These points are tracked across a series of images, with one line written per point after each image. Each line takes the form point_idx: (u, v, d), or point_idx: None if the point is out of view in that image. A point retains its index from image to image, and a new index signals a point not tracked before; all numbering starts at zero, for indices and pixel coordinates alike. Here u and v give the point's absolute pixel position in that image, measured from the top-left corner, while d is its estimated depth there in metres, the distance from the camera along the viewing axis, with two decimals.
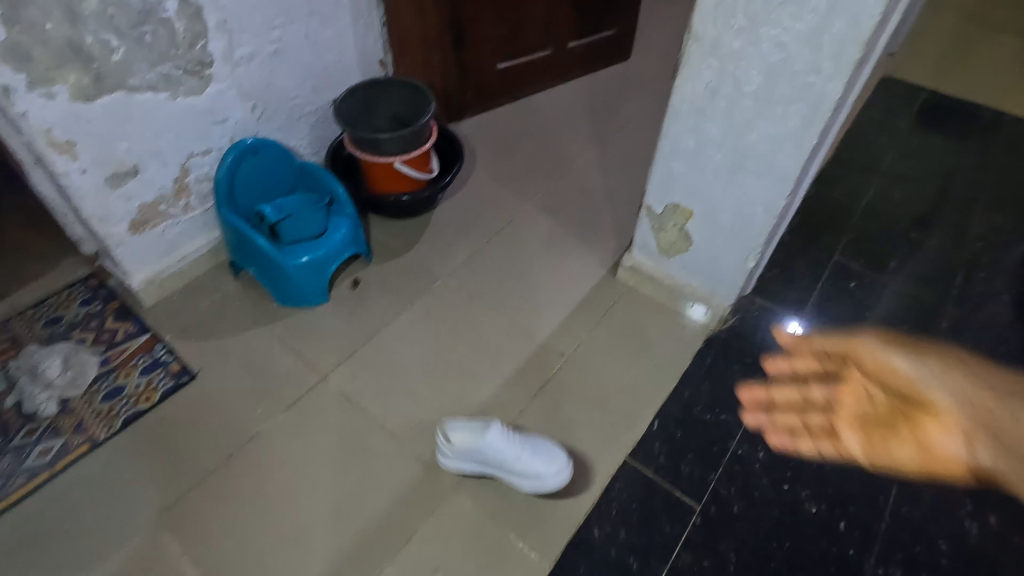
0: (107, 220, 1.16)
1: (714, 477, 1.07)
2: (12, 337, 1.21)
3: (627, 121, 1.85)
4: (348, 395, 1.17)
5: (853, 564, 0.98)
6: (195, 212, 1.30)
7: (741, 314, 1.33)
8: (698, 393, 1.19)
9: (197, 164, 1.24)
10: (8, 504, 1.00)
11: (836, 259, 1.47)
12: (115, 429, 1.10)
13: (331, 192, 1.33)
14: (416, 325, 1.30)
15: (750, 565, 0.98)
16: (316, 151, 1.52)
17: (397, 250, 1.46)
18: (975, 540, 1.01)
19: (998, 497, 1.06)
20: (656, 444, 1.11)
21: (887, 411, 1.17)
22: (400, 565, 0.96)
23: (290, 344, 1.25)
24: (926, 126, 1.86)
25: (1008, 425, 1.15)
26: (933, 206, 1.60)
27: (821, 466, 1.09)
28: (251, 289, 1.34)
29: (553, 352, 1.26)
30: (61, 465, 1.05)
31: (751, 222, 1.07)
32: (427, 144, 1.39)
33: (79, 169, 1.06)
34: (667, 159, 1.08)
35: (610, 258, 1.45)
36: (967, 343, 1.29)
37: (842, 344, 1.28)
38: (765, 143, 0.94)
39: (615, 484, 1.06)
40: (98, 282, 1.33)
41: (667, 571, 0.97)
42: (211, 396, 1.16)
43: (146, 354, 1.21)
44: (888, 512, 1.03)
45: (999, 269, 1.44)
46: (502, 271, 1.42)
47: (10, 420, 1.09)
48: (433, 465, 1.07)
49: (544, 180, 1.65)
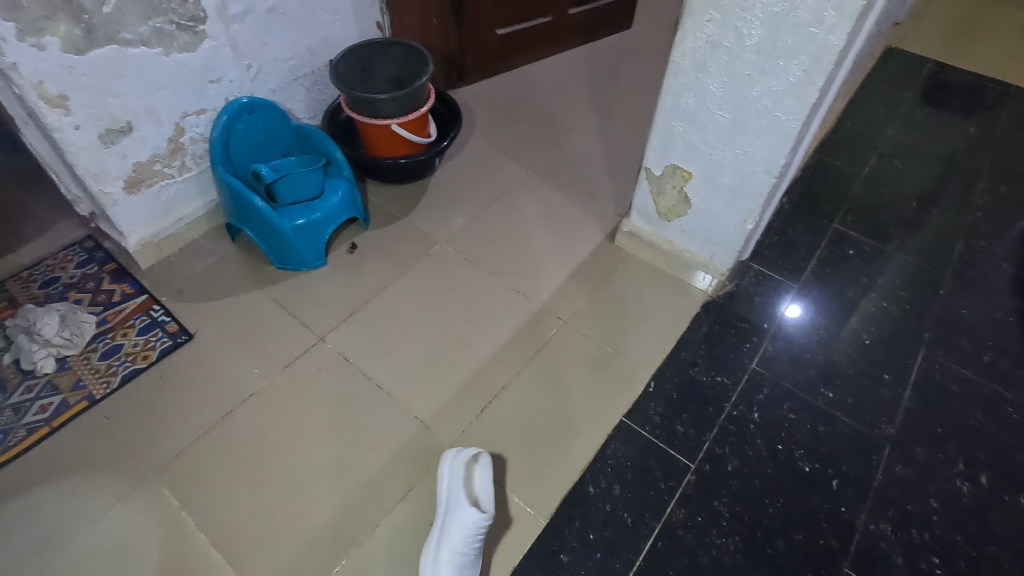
0: (101, 178, 1.14)
1: (709, 437, 1.08)
2: (8, 297, 1.21)
3: (628, 90, 1.83)
4: (346, 356, 1.17)
5: (845, 520, 0.99)
6: (190, 173, 1.29)
7: (739, 280, 1.33)
8: (695, 355, 1.20)
9: (192, 124, 1.23)
10: (7, 458, 1.01)
11: (835, 227, 1.46)
12: (113, 386, 1.10)
13: (328, 155, 1.32)
14: (414, 289, 1.30)
15: (743, 520, 0.98)
16: (313, 116, 1.50)
17: (395, 216, 1.45)
18: (968, 498, 1.01)
19: (991, 457, 1.06)
20: (652, 405, 1.12)
21: (882, 375, 1.17)
22: (397, 519, 0.97)
23: (287, 306, 1.25)
24: (931, 97, 1.84)
25: (1003, 388, 1.16)
26: (935, 176, 1.59)
27: (815, 427, 1.10)
28: (248, 253, 1.34)
29: (551, 316, 1.26)
30: (59, 421, 1.05)
31: (751, 182, 1.06)
32: (424, 107, 1.37)
33: (72, 124, 1.05)
34: (667, 118, 1.07)
35: (609, 225, 1.45)
36: (965, 309, 1.29)
37: (839, 309, 1.29)
38: (766, 98, 0.93)
39: (610, 442, 1.07)
40: (95, 244, 1.32)
41: (661, 526, 0.97)
42: (207, 356, 1.16)
43: (144, 314, 1.21)
44: (880, 471, 1.04)
45: (1001, 237, 1.43)
46: (500, 237, 1.41)
47: (8, 377, 1.10)
48: (430, 424, 1.08)
49: (544, 147, 1.64)
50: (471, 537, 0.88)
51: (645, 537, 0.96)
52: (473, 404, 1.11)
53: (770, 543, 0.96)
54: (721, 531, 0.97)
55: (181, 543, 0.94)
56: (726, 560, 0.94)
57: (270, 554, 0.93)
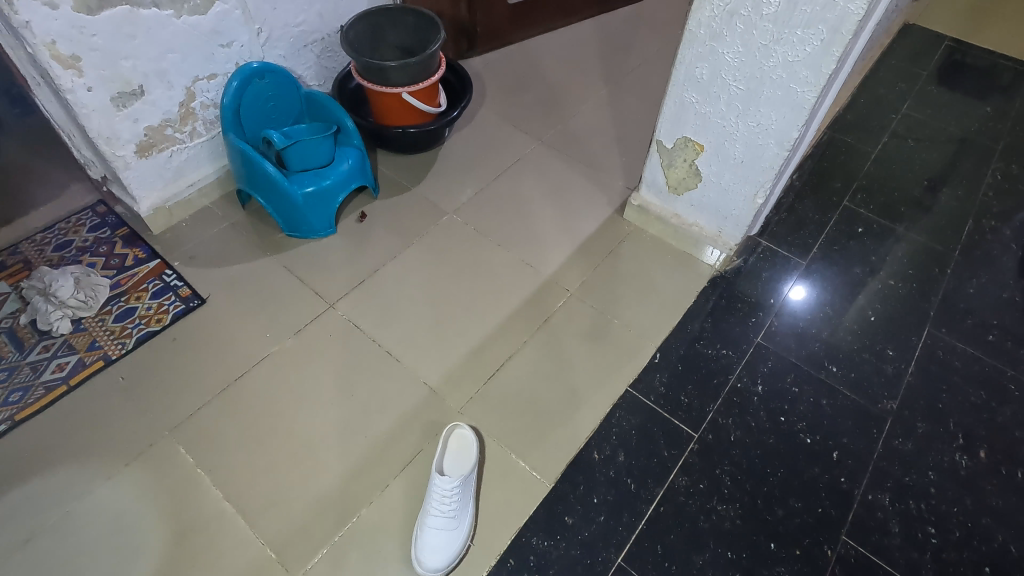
0: (113, 142, 1.15)
1: (713, 407, 1.10)
2: (22, 259, 1.23)
3: (639, 63, 1.81)
4: (355, 322, 1.19)
5: (844, 490, 1.01)
6: (201, 139, 1.29)
7: (746, 255, 1.34)
8: (700, 328, 1.21)
9: (202, 89, 1.23)
10: (27, 414, 1.03)
11: (845, 205, 1.46)
12: (127, 348, 1.12)
13: (338, 122, 1.31)
14: (422, 258, 1.31)
15: (744, 488, 1.01)
16: (322, 84, 1.50)
17: (403, 186, 1.45)
18: (965, 472, 1.03)
19: (990, 433, 1.08)
20: (657, 376, 1.14)
21: (886, 351, 1.19)
22: (406, 480, 1.00)
23: (298, 273, 1.26)
24: (947, 76, 1.81)
25: (1005, 366, 1.17)
26: (948, 155, 1.57)
27: (818, 401, 1.11)
28: (259, 220, 1.35)
29: (558, 287, 1.27)
30: (76, 380, 1.08)
31: (762, 155, 1.05)
32: (434, 76, 1.36)
33: (85, 86, 1.05)
34: (681, 89, 1.07)
35: (618, 199, 1.45)
36: (971, 288, 1.29)
37: (845, 286, 1.29)
38: (782, 69, 0.92)
39: (615, 411, 1.09)
40: (106, 209, 1.33)
41: (663, 492, 1.00)
42: (219, 321, 1.18)
43: (156, 278, 1.23)
44: (880, 444, 1.06)
45: (1012, 217, 1.43)
46: (508, 208, 1.41)
47: (25, 337, 1.12)
48: (439, 390, 1.10)
49: (553, 120, 1.63)
50: (441, 500, 0.90)
51: (648, 502, 0.99)
52: (480, 371, 1.13)
53: (770, 510, 0.99)
54: (722, 498, 0.99)
55: (196, 498, 0.97)
56: (726, 526, 0.97)
57: (282, 511, 0.96)
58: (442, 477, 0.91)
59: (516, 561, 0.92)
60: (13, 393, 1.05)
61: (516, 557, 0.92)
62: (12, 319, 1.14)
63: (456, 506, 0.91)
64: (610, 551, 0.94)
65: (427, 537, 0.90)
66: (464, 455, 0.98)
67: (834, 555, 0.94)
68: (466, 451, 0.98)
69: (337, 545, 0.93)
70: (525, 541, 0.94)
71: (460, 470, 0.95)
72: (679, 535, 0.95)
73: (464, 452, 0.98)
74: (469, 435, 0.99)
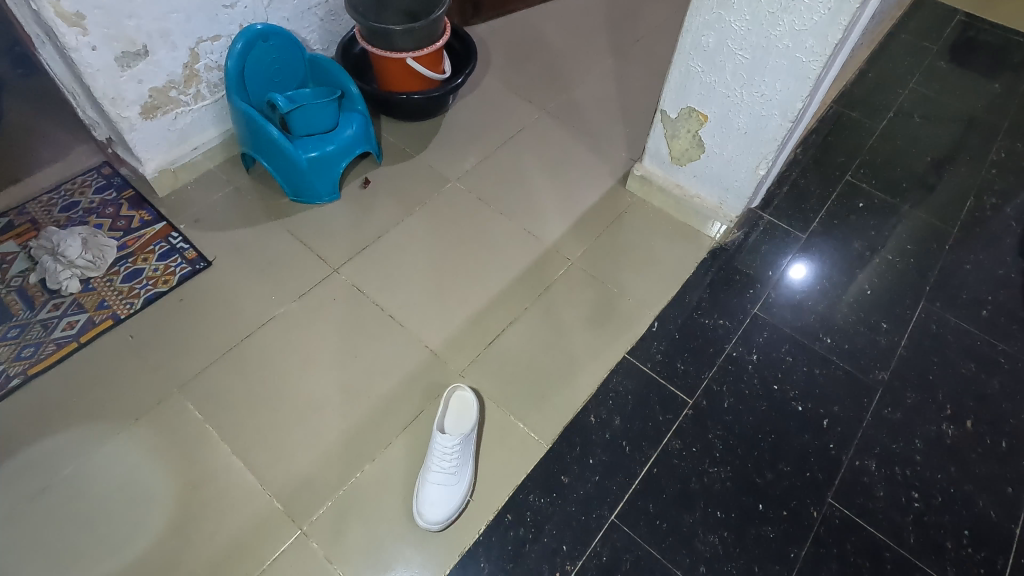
0: (118, 103, 1.15)
1: (708, 375, 1.13)
2: (30, 219, 1.24)
3: (646, 33, 1.79)
4: (359, 287, 1.21)
5: (833, 456, 1.04)
6: (205, 102, 1.29)
7: (747, 228, 1.35)
8: (698, 299, 1.23)
9: (207, 51, 1.22)
10: (39, 369, 1.06)
11: (847, 180, 1.46)
12: (135, 307, 1.15)
13: (342, 87, 1.31)
14: (425, 226, 1.32)
15: (735, 452, 1.04)
16: (325, 48, 1.48)
17: (407, 152, 1.46)
18: (951, 440, 1.06)
19: (978, 404, 1.10)
20: (654, 344, 1.16)
21: (880, 323, 1.21)
22: (408, 438, 1.03)
23: (302, 237, 1.28)
24: (958, 51, 1.79)
25: (997, 340, 1.19)
26: (953, 132, 1.57)
27: (811, 370, 1.14)
28: (263, 184, 1.36)
29: (560, 256, 1.28)
30: (86, 337, 1.10)
31: (766, 126, 1.06)
32: (439, 42, 1.36)
33: (89, 45, 1.04)
34: (687, 58, 1.06)
35: (620, 169, 1.45)
36: (968, 264, 1.30)
37: (844, 260, 1.30)
38: (789, 38, 0.91)
39: (613, 377, 1.11)
40: (112, 171, 1.34)
41: (656, 454, 1.03)
42: (224, 282, 1.20)
43: (163, 241, 1.24)
44: (870, 413, 1.09)
45: (1013, 196, 1.43)
46: (511, 177, 1.42)
47: (35, 295, 1.14)
48: (440, 354, 1.13)
49: (558, 90, 1.62)
50: (442, 457, 0.94)
51: (641, 463, 1.02)
52: (481, 337, 1.15)
53: (760, 473, 1.02)
54: (713, 461, 1.03)
55: (205, 453, 1.00)
56: (716, 487, 1.00)
57: (288, 465, 0.99)
58: (443, 436, 0.94)
59: (512, 516, 0.96)
60: (25, 348, 1.07)
61: (514, 512, 0.96)
62: (22, 277, 1.16)
63: (456, 463, 0.95)
64: (603, 509, 0.97)
65: (428, 492, 0.93)
66: (464, 418, 1.00)
67: (819, 516, 0.98)
68: (467, 412, 1.00)
69: (341, 498, 0.96)
70: (522, 498, 0.97)
71: (460, 430, 0.98)
72: (670, 495, 0.99)
73: (464, 414, 1.00)
74: (469, 397, 1.01)
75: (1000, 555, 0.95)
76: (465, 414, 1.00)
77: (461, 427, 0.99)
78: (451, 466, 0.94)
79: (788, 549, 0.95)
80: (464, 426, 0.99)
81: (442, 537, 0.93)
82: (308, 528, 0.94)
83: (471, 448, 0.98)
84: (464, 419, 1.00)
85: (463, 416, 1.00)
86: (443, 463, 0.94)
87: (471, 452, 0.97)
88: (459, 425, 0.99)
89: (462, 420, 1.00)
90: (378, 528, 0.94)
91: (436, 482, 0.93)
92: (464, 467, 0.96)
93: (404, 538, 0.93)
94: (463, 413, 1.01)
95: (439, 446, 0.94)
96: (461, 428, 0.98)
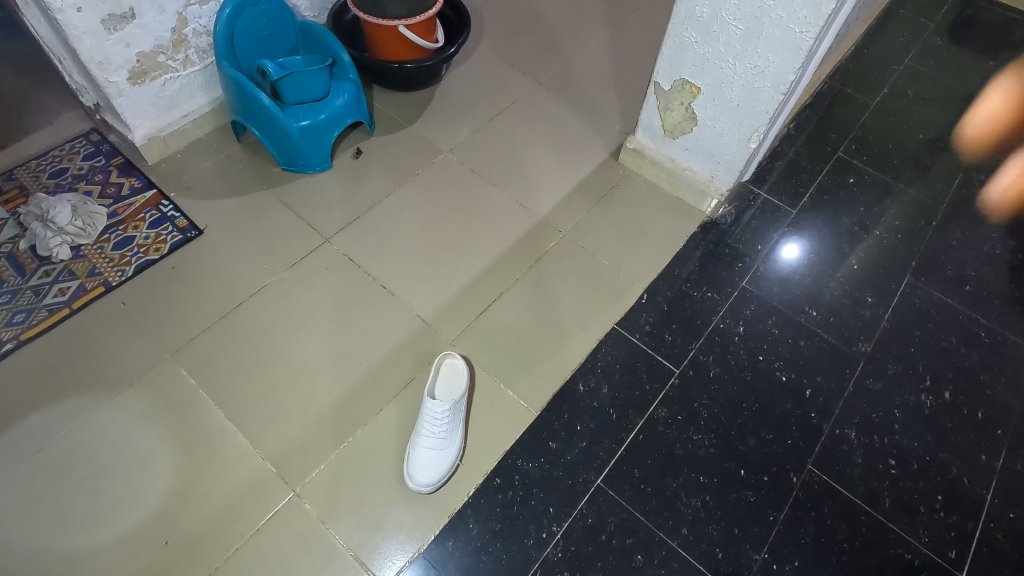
0: (106, 67, 1.13)
1: (695, 346, 1.15)
2: (18, 186, 1.23)
3: (643, 5, 1.77)
4: (351, 256, 1.21)
5: (814, 425, 1.07)
6: (194, 68, 1.27)
7: (739, 203, 1.36)
8: (689, 272, 1.24)
9: (195, 15, 1.20)
10: (31, 334, 1.06)
11: (839, 155, 1.47)
12: (126, 275, 1.15)
13: (334, 55, 1.29)
14: (416, 197, 1.32)
15: (720, 421, 1.06)
16: (317, 15, 1.46)
17: (400, 123, 1.45)
18: (929, 411, 1.09)
19: (956, 375, 1.13)
20: (643, 315, 1.18)
21: (866, 298, 1.22)
22: (399, 405, 1.04)
23: (293, 206, 1.28)
24: (956, 29, 1.78)
25: (979, 315, 1.21)
26: (947, 110, 1.57)
27: (796, 342, 1.16)
28: (254, 154, 1.35)
29: (551, 228, 1.29)
30: (77, 304, 1.10)
31: (758, 98, 1.06)
32: (432, 9, 1.34)
33: (74, 7, 1.02)
34: (681, 29, 1.06)
35: (614, 143, 1.45)
36: (955, 241, 1.32)
37: (833, 235, 1.32)
38: (782, 8, 0.91)
39: (601, 346, 1.13)
40: (100, 138, 1.33)
41: (643, 421, 1.05)
42: (213, 251, 1.20)
43: (153, 209, 1.24)
44: (852, 384, 1.11)
45: (1002, 174, 1.44)
46: (504, 149, 1.41)
47: (25, 261, 1.14)
48: (432, 323, 1.14)
49: (553, 61, 1.60)
50: (432, 422, 0.96)
51: (628, 430, 1.04)
52: (473, 307, 1.16)
53: (743, 440, 1.04)
54: (698, 429, 1.05)
55: (199, 417, 1.01)
56: (700, 453, 1.03)
57: (281, 430, 1.01)
58: (434, 402, 0.95)
59: (501, 480, 0.98)
60: (16, 314, 1.08)
61: (502, 476, 0.98)
62: (12, 244, 1.15)
63: (446, 428, 0.96)
64: (590, 473, 1.00)
65: (418, 456, 0.95)
66: (453, 387, 1.01)
67: (798, 481, 1.01)
68: (460, 380, 1.02)
69: (333, 462, 0.98)
70: (511, 462, 1.00)
71: (451, 396, 1.00)
72: (654, 461, 1.02)
73: (456, 383, 1.02)
74: (459, 364, 1.03)
75: (971, 519, 0.98)
76: (456, 383, 1.02)
77: (451, 394, 1.00)
78: (439, 433, 0.96)
79: (768, 512, 0.98)
80: (454, 395, 1.00)
81: (433, 499, 0.96)
82: (301, 491, 0.96)
83: (461, 415, 1.00)
84: (456, 389, 1.01)
85: (454, 385, 1.02)
86: (433, 429, 0.96)
87: (461, 418, 0.99)
88: (448, 393, 1.01)
89: (453, 390, 1.01)
90: (370, 491, 0.96)
91: (426, 447, 0.95)
92: (454, 435, 0.98)
93: (395, 500, 0.95)
94: (453, 383, 1.02)
95: (428, 411, 0.96)
96: (452, 395, 1.00)
